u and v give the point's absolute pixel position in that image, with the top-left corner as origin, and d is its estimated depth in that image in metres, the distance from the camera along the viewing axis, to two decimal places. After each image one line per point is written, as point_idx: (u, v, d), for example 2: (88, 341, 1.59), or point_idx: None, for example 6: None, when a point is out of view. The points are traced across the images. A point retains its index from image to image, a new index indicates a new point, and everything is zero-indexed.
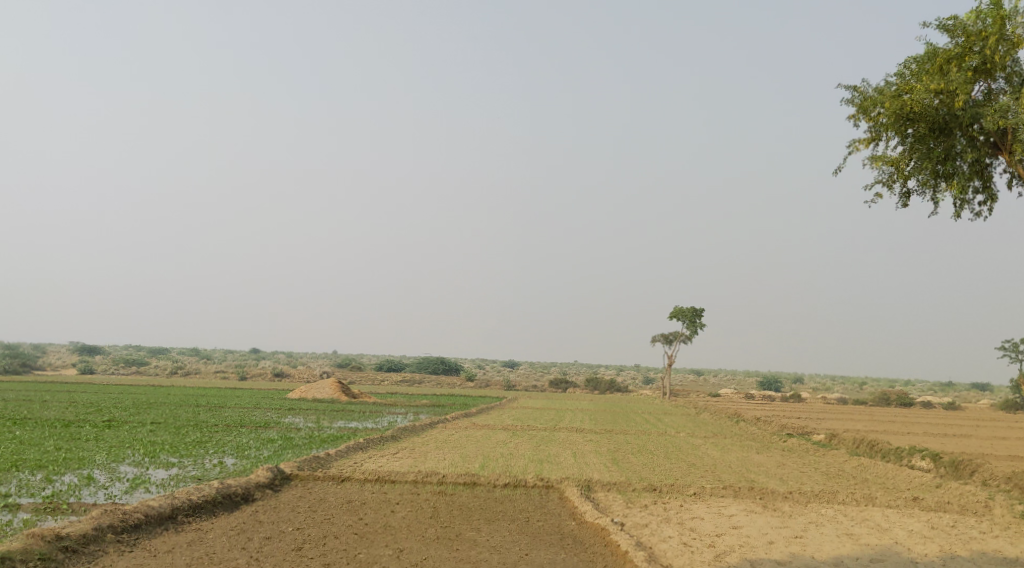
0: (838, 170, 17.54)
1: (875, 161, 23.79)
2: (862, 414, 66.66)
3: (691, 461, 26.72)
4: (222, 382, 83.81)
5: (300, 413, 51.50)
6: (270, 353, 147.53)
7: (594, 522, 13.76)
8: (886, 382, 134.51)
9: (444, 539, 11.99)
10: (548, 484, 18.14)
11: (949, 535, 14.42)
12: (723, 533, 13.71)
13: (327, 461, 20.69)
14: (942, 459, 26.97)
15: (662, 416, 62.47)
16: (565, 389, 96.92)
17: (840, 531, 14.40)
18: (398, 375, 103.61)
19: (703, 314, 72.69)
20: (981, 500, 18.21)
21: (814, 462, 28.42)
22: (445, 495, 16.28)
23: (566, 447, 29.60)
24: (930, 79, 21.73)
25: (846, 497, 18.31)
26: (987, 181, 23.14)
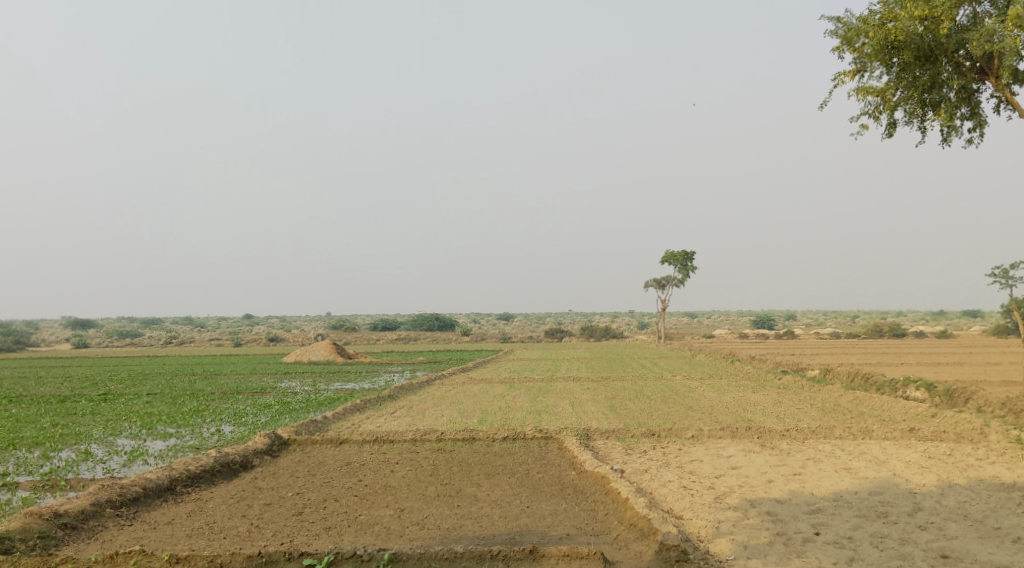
0: (818, 107, 18.54)
1: (861, 92, 23.53)
2: (855, 348, 67.16)
3: (688, 404, 26.85)
4: (217, 349, 83.88)
5: (296, 376, 51.56)
6: (264, 319, 147.37)
7: (594, 470, 13.74)
8: (877, 315, 135.72)
9: (445, 496, 11.95)
10: (546, 435, 18.17)
11: (947, 464, 14.49)
12: (724, 475, 13.72)
13: (325, 424, 20.70)
14: (936, 388, 27.12)
15: (658, 360, 62.78)
16: (561, 338, 97.34)
17: (838, 466, 14.45)
18: (394, 333, 103.89)
19: (695, 256, 72.76)
20: (977, 428, 18.31)
21: (809, 399, 28.57)
22: (445, 452, 16.27)
23: (564, 397, 29.71)
24: (914, 6, 21.34)
25: (843, 432, 18.38)
26: (975, 108, 22.94)
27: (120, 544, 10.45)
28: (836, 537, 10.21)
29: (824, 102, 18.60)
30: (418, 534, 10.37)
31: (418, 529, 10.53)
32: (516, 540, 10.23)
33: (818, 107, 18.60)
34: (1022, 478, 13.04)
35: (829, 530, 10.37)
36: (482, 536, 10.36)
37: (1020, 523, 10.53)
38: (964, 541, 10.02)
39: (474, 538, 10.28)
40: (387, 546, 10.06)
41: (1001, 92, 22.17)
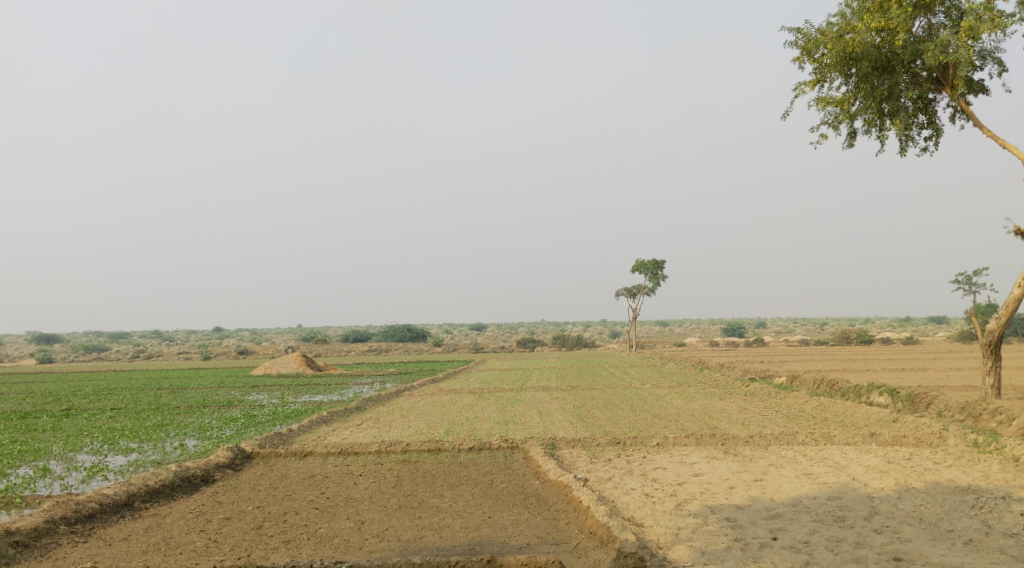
0: (783, 118, 20.21)
1: (821, 102, 23.90)
2: (823, 355, 67.89)
3: (655, 412, 26.98)
4: (186, 362, 83.01)
5: (265, 389, 51.17)
6: (235, 332, 146.07)
7: (557, 479, 13.77)
8: (845, 322, 137.20)
9: (406, 507, 11.94)
10: (512, 445, 18.19)
11: (906, 468, 14.69)
12: (686, 482, 13.81)
13: (289, 436, 20.62)
14: (899, 393, 27.46)
15: (627, 369, 62.93)
16: (533, 348, 97.34)
17: (799, 471, 14.61)
18: (365, 345, 103.45)
19: (664, 265, 73.21)
20: (936, 432, 18.59)
21: (775, 405, 28.77)
22: (409, 463, 16.23)
23: (532, 407, 29.74)
24: (871, 18, 21.73)
25: (806, 438, 18.58)
26: (931, 117, 23.38)
27: (74, 561, 10.32)
28: (793, 542, 10.31)
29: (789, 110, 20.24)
30: (379, 545, 10.35)
31: (377, 541, 10.50)
32: (475, 550, 10.23)
33: (781, 117, 20.23)
34: (977, 480, 13.26)
35: (786, 535, 10.47)
36: (443, 546, 10.36)
37: (973, 525, 10.70)
38: (918, 544, 10.17)
39: (433, 549, 10.27)
40: (345, 558, 10.03)
41: (956, 101, 22.59)
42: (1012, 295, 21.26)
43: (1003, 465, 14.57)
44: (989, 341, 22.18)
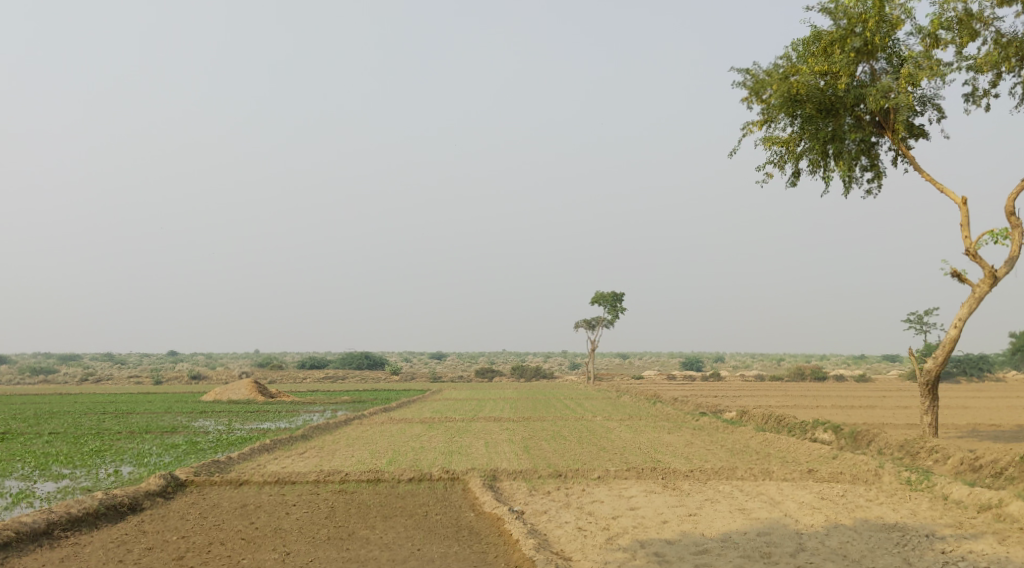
0: (731, 153, 21.82)
1: (768, 142, 24.38)
2: (777, 390, 68.52)
3: (602, 445, 27.05)
4: (136, 386, 81.52)
5: (213, 415, 50.44)
6: (190, 356, 143.94)
7: (492, 511, 13.69)
8: (801, 358, 138.61)
9: (335, 539, 11.77)
10: (452, 476, 18.09)
11: (839, 505, 14.87)
12: (621, 516, 13.81)
13: (228, 464, 20.35)
14: (842, 431, 27.81)
15: (582, 401, 62.98)
16: (490, 378, 97.07)
17: (733, 506, 14.70)
18: (321, 372, 102.39)
19: (624, 297, 73.64)
20: (872, 469, 18.86)
21: (721, 440, 28.94)
22: (346, 494, 16.07)
23: (480, 437, 29.68)
24: (815, 61, 22.30)
25: (745, 473, 18.73)
26: (874, 160, 23.92)
27: None
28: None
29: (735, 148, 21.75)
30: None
31: None
32: None
33: (731, 153, 21.89)
34: (905, 518, 13.46)
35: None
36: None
37: (894, 562, 10.88)
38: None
39: None
40: None
41: (898, 145, 23.15)
42: (949, 336, 21.72)
43: (932, 502, 14.82)
44: (927, 381, 22.60)
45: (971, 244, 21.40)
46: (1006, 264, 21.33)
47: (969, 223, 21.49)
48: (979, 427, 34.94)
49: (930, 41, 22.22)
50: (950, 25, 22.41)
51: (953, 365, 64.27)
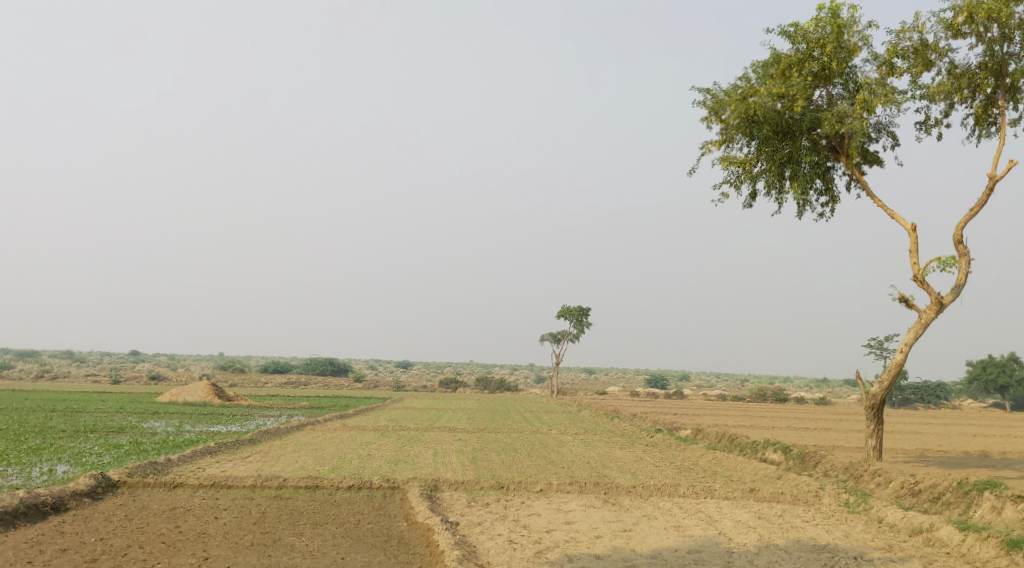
0: (692, 170, 20.82)
1: (724, 162, 24.53)
2: (736, 410, 68.85)
3: (550, 458, 26.97)
4: (92, 385, 80.21)
5: (166, 416, 49.68)
6: (153, 356, 142.01)
7: (425, 521, 13.49)
8: (766, 380, 139.45)
9: (258, 545, 11.55)
10: (393, 485, 17.91)
11: (773, 525, 14.88)
12: (554, 529, 13.71)
13: (166, 466, 20.04)
14: (791, 451, 27.93)
15: (542, 415, 62.87)
16: (454, 389, 96.59)
17: (669, 523, 14.67)
18: (283, 377, 101.32)
19: (590, 312, 73.75)
20: (813, 490, 18.94)
21: (671, 457, 29.00)
22: (281, 500, 15.83)
23: (430, 447, 29.48)
24: (773, 83, 22.49)
25: (687, 490, 18.70)
26: (828, 184, 24.19)
27: None
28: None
29: (693, 166, 20.84)
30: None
31: None
32: None
33: (687, 173, 20.94)
34: (837, 540, 13.50)
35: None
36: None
37: None
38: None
39: None
40: None
41: (852, 170, 23.41)
42: (894, 360, 21.93)
43: (866, 525, 14.89)
44: (872, 405, 22.79)
45: (919, 270, 21.67)
46: (951, 291, 21.65)
47: (918, 249, 21.77)
48: (929, 453, 35.29)
49: (886, 69, 22.51)
50: (906, 54, 22.72)
51: (912, 391, 64.92)
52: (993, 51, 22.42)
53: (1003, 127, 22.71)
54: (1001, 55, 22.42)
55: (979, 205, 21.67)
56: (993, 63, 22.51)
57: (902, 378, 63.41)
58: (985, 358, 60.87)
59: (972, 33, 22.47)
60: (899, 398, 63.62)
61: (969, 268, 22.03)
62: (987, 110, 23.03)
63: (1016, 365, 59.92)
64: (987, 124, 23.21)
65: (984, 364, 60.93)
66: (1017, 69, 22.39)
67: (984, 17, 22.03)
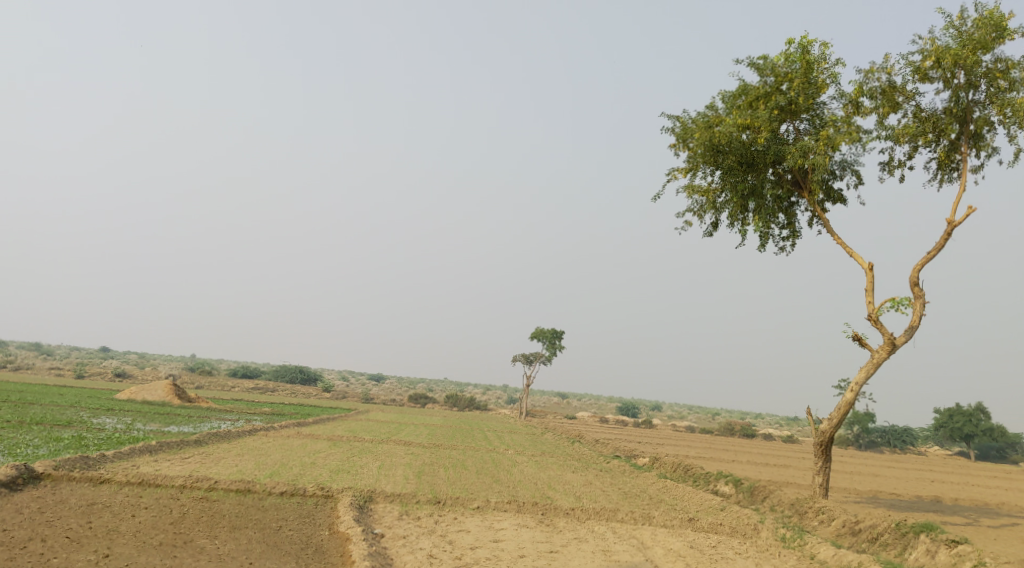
0: (655, 198, 22.23)
1: (689, 190, 24.58)
2: (700, 442, 68.75)
3: (498, 476, 26.69)
4: (52, 378, 78.95)
5: (120, 413, 48.83)
6: (121, 353, 139.88)
7: (346, 530, 13.16)
8: (737, 415, 139.46)
9: (167, 545, 11.22)
10: (326, 493, 17.58)
11: (704, 554, 14.70)
12: (479, 546, 13.43)
13: (99, 461, 19.64)
14: (741, 484, 27.80)
15: (503, 435, 62.59)
16: (422, 405, 95.94)
17: (598, 547, 14.46)
18: (250, 382, 100.33)
19: (562, 335, 73.63)
20: (752, 523, 18.76)
21: (620, 483, 28.81)
22: (206, 501, 15.49)
23: (379, 459, 29.08)
24: (740, 114, 22.56)
25: (625, 515, 18.48)
26: (791, 219, 24.26)
27: None
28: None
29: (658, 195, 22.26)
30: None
31: None
32: None
33: (653, 198, 22.30)
34: None
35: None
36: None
37: None
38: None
39: None
40: None
41: (814, 206, 23.50)
42: (845, 398, 21.87)
43: (798, 561, 14.72)
44: (820, 442, 22.70)
45: (874, 310, 21.69)
46: (905, 332, 21.67)
47: (873, 289, 21.81)
48: (882, 495, 35.23)
49: (853, 107, 22.62)
50: (873, 94, 22.85)
51: (878, 435, 65.01)
52: (959, 97, 22.58)
53: (965, 173, 22.86)
54: (966, 101, 22.58)
55: (936, 249, 21.81)
56: (958, 109, 22.66)
57: (868, 421, 63.58)
58: (952, 407, 61.24)
59: (939, 78, 22.62)
60: (866, 440, 63.72)
61: (924, 311, 22.12)
62: (950, 155, 23.17)
63: (982, 415, 60.46)
64: (950, 170, 23.36)
65: (951, 412, 61.20)
66: (981, 116, 22.55)
67: (950, 62, 22.17)
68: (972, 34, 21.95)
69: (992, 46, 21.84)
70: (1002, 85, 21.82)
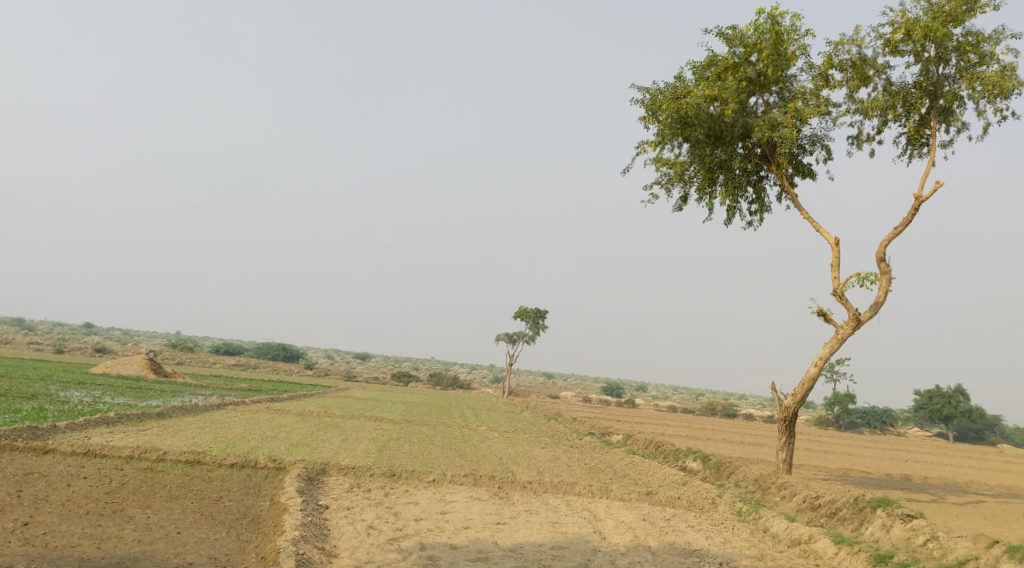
0: (626, 170, 20.49)
1: (657, 163, 24.26)
2: (680, 422, 68.83)
3: (462, 451, 26.43)
4: (30, 352, 78.35)
5: (92, 387, 48.33)
6: (104, 329, 139.02)
7: (286, 501, 12.86)
8: (722, 396, 140.03)
9: (94, 515, 10.87)
10: (279, 466, 17.29)
11: (654, 527, 14.47)
12: (424, 518, 13.13)
13: (49, 432, 19.24)
14: (709, 461, 27.59)
15: (481, 412, 62.63)
16: (404, 382, 95.78)
17: (547, 519, 14.21)
18: (231, 358, 99.87)
19: (545, 315, 73.51)
20: (710, 497, 18.58)
21: (587, 458, 28.65)
22: (151, 472, 15.16)
23: (345, 434, 28.75)
24: (708, 85, 22.20)
25: (582, 489, 18.26)
26: (760, 193, 24.03)
27: None
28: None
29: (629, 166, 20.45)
30: (14, 549, 9.25)
31: (19, 545, 9.39)
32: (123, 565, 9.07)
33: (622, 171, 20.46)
34: (712, 546, 13.17)
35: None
36: (87, 556, 9.23)
37: None
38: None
39: (76, 558, 9.16)
40: None
41: (782, 180, 23.26)
42: (808, 373, 21.74)
43: (750, 534, 14.52)
44: (784, 417, 22.56)
45: (840, 285, 21.50)
46: (869, 308, 21.49)
47: (839, 264, 21.60)
48: (852, 473, 35.20)
49: (822, 80, 22.32)
50: (844, 67, 22.54)
51: (858, 416, 65.31)
52: (929, 71, 22.31)
53: (934, 148, 22.63)
54: (936, 75, 22.33)
55: (904, 224, 21.58)
56: (928, 83, 22.42)
57: (848, 402, 63.76)
58: (932, 389, 61.44)
59: (909, 52, 22.33)
60: (846, 422, 63.91)
61: (890, 287, 21.94)
62: (920, 131, 22.94)
63: (961, 397, 60.70)
64: (920, 145, 23.12)
65: (930, 394, 61.41)
66: (952, 91, 22.29)
67: (921, 35, 21.90)
68: (943, 7, 21.65)
69: (963, 19, 21.57)
70: (973, 59, 21.56)
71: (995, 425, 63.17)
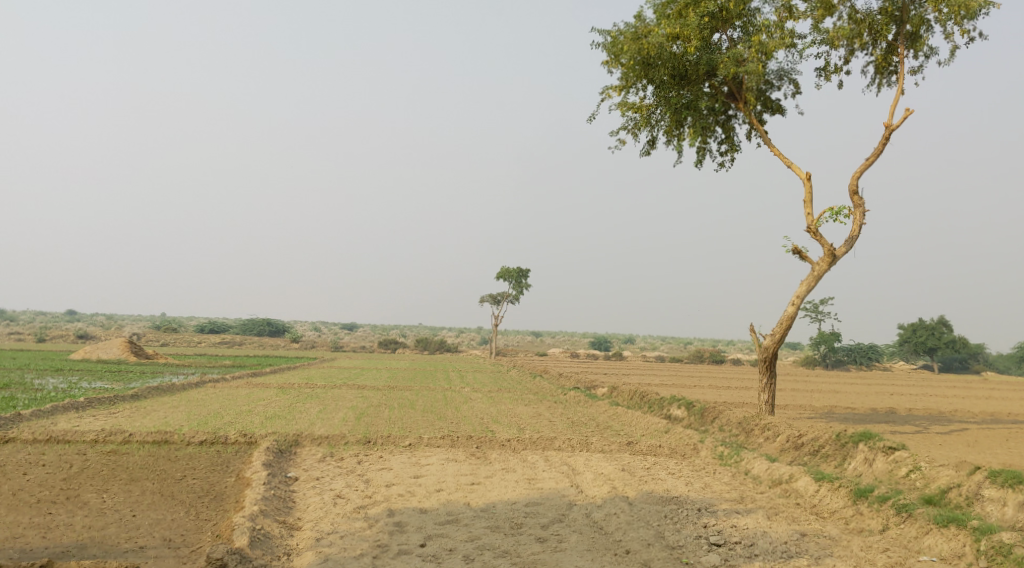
0: (591, 116, 19.62)
1: (623, 108, 23.69)
2: (667, 371, 68.87)
3: (443, 413, 26.06)
4: (10, 342, 77.36)
5: (69, 374, 47.68)
6: (87, 315, 137.57)
7: (250, 475, 12.45)
8: (710, 343, 140.60)
9: (45, 504, 10.41)
10: (249, 440, 16.85)
11: (633, 477, 14.15)
12: (395, 483, 12.74)
13: (12, 421, 18.68)
14: (693, 407, 27.30)
15: (468, 373, 62.45)
16: (392, 349, 95.42)
17: (523, 476, 13.85)
18: (216, 336, 98.99)
19: (528, 273, 73.17)
20: (691, 443, 18.30)
21: (571, 413, 28.37)
22: (114, 455, 14.70)
23: (324, 403, 28.32)
24: (669, 23, 21.54)
25: (563, 444, 17.93)
26: (729, 133, 23.57)
27: None
28: (438, 550, 9.32)
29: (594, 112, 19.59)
30: None
31: None
32: (69, 555, 8.65)
33: (587, 120, 19.72)
34: (692, 492, 12.84)
35: (436, 542, 9.50)
36: (30, 547, 8.79)
37: (642, 536, 10.23)
38: (572, 554, 9.51)
39: (18, 550, 8.73)
40: None
41: (750, 118, 22.78)
42: (786, 312, 21.44)
43: (733, 478, 14.24)
44: (764, 358, 22.30)
45: (813, 221, 21.12)
46: (844, 243, 21.15)
47: (811, 200, 21.21)
48: (838, 409, 35.20)
49: (786, 12, 21.74)
50: None
51: (844, 353, 65.53)
52: None
53: (902, 75, 22.17)
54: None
55: (875, 155, 21.17)
56: (893, 8, 21.90)
57: (834, 341, 63.90)
58: (915, 321, 61.60)
59: None
60: (833, 360, 64.09)
61: (863, 220, 21.60)
62: (887, 58, 22.46)
63: (945, 328, 60.86)
64: (888, 74, 22.66)
65: (914, 327, 61.59)
66: (918, 15, 21.78)
67: None
68: None
69: None
70: None
71: (979, 352, 63.59)
